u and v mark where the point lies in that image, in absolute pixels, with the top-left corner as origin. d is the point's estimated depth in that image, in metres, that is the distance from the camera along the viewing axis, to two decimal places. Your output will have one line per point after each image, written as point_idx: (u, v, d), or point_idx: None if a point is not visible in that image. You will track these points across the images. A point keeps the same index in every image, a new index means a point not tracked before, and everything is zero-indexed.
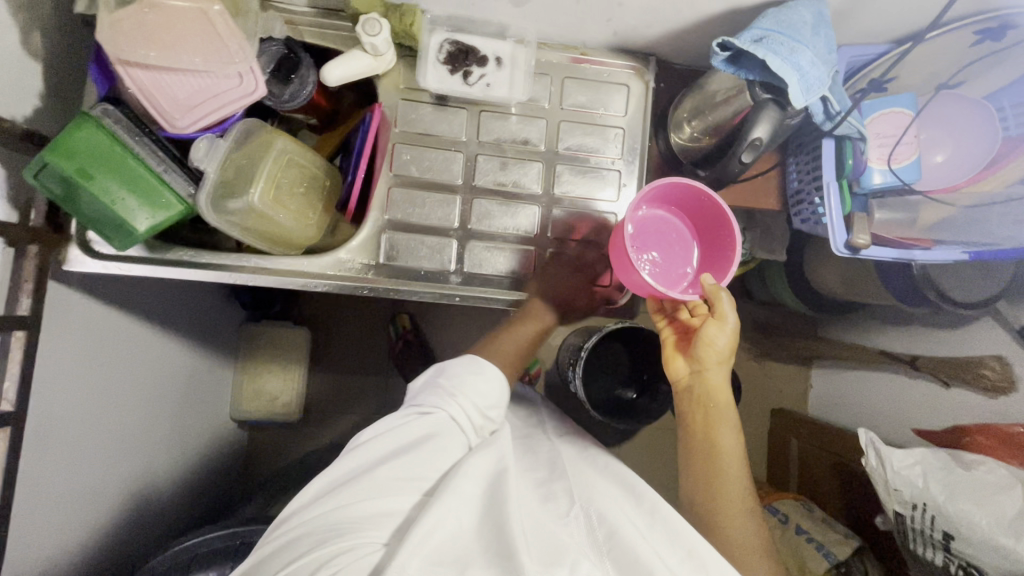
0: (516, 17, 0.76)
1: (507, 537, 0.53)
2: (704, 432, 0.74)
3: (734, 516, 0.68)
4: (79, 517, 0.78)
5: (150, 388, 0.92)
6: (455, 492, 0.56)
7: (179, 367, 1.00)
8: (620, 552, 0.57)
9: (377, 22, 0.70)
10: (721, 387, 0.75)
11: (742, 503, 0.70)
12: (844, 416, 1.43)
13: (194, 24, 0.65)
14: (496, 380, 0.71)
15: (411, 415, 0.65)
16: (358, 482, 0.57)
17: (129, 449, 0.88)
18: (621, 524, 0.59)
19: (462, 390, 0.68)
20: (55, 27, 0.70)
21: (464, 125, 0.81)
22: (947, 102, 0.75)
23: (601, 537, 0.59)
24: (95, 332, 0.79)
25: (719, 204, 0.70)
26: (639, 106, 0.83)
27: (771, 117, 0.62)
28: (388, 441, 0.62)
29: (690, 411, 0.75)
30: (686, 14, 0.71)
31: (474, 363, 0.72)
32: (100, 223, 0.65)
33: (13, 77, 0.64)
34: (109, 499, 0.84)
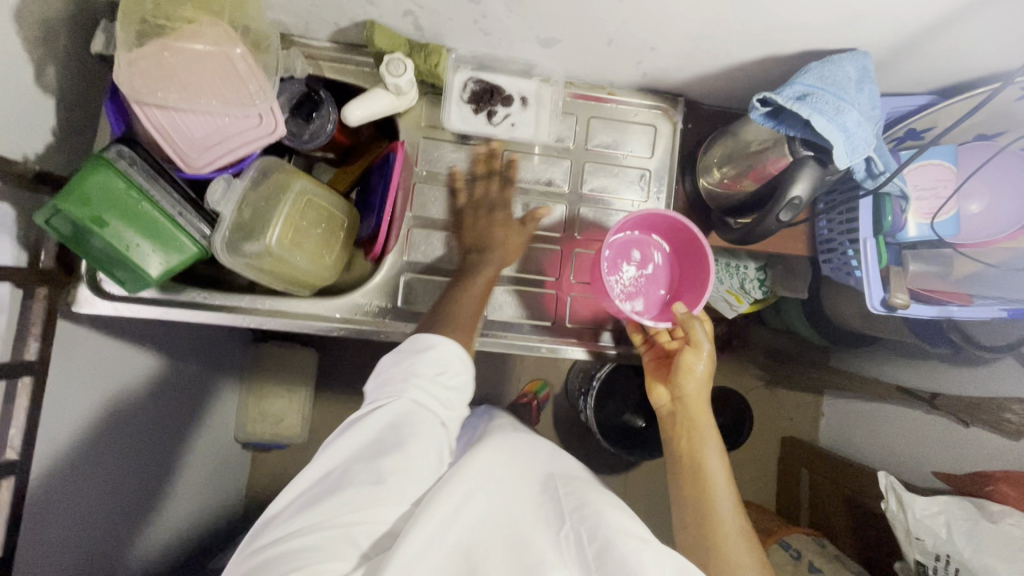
0: (544, 57, 0.74)
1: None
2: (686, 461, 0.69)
3: (728, 550, 0.62)
4: (91, 548, 0.76)
5: (165, 407, 0.92)
6: (417, 530, 0.50)
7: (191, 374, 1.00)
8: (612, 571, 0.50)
9: (401, 63, 0.68)
10: (704, 409, 0.71)
11: (736, 530, 0.64)
12: (861, 450, 1.39)
13: (213, 64, 0.63)
14: (457, 353, 0.60)
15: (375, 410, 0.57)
16: (325, 498, 0.51)
17: (138, 473, 0.86)
18: (615, 535, 0.52)
19: (417, 369, 0.58)
20: (70, 61, 0.69)
21: (486, 164, 0.79)
22: (1004, 163, 0.71)
23: (591, 556, 0.52)
24: (101, 370, 0.77)
25: (698, 235, 0.71)
26: (666, 148, 0.81)
27: (812, 174, 0.60)
28: (343, 444, 0.54)
29: (675, 437, 0.72)
30: (720, 57, 0.69)
31: (428, 340, 0.60)
32: (116, 267, 0.64)
33: (23, 114, 0.62)
34: (115, 530, 0.82)
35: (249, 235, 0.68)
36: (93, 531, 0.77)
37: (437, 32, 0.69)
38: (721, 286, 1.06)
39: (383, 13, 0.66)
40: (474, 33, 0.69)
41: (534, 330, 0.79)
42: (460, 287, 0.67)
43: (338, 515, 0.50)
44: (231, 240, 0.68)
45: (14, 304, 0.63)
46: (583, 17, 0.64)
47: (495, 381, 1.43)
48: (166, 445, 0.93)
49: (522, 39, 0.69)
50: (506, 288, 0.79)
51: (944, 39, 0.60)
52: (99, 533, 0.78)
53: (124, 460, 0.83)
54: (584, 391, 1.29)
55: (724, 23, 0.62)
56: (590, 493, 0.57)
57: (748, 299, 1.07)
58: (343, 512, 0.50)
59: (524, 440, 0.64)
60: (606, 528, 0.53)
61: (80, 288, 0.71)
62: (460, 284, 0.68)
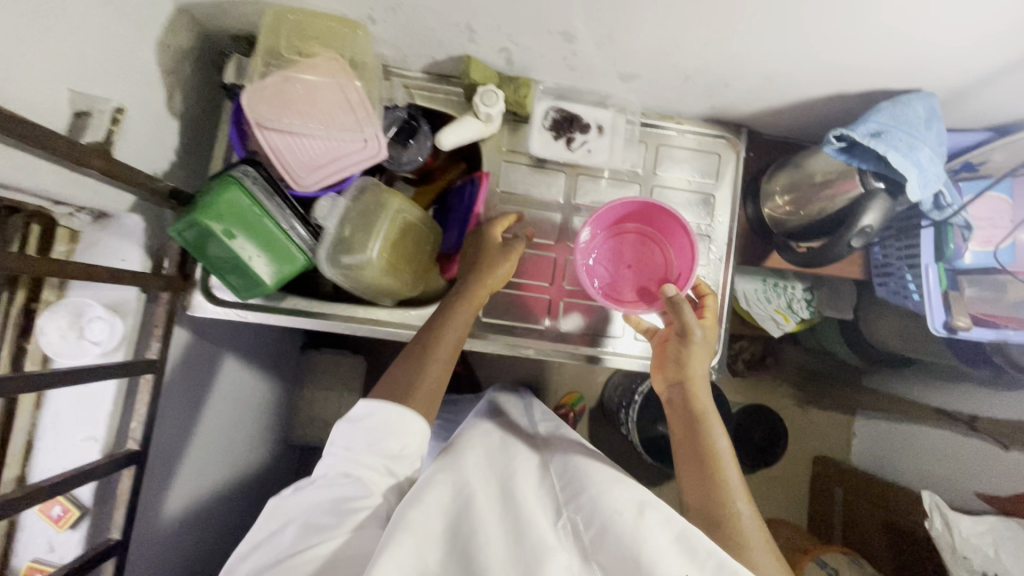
0: (621, 90, 0.79)
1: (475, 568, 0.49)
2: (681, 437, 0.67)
3: (746, 534, 0.56)
4: (168, 534, 0.82)
5: (230, 403, 0.97)
6: (407, 526, 0.51)
7: (255, 379, 1.06)
8: (609, 551, 0.50)
9: (494, 94, 0.74)
10: (705, 394, 0.69)
11: (743, 499, 0.60)
12: (907, 474, 1.34)
13: (330, 95, 0.69)
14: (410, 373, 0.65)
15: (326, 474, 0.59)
16: (295, 535, 0.53)
17: (210, 468, 0.92)
18: (605, 518, 0.53)
19: (359, 425, 0.60)
20: (194, 88, 0.76)
21: (561, 186, 0.85)
22: None
23: (587, 540, 0.52)
24: (193, 368, 0.84)
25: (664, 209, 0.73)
26: (731, 174, 0.86)
27: (882, 206, 0.66)
28: (297, 501, 0.57)
29: (677, 425, 0.69)
30: (789, 93, 0.74)
31: (369, 404, 0.61)
32: (236, 278, 0.71)
33: (158, 136, 0.70)
34: (190, 523, 0.86)
35: (348, 247, 0.74)
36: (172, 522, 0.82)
37: (526, 66, 0.76)
38: (770, 305, 1.09)
39: (481, 50, 0.73)
40: (560, 68, 0.75)
41: (602, 343, 0.84)
42: (455, 300, 0.70)
43: (299, 552, 0.51)
44: (333, 253, 0.75)
45: (138, 307, 0.71)
46: (664, 57, 0.70)
47: (535, 393, 1.47)
48: (228, 444, 0.99)
49: (604, 73, 0.75)
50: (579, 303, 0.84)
51: (1005, 82, 0.65)
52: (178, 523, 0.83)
53: (202, 454, 0.89)
54: (625, 405, 1.33)
55: (797, 63, 0.68)
56: (579, 483, 0.59)
57: (795, 319, 1.10)
58: (304, 548, 0.51)
59: (513, 455, 0.66)
60: (602, 512, 0.54)
61: (194, 295, 0.77)
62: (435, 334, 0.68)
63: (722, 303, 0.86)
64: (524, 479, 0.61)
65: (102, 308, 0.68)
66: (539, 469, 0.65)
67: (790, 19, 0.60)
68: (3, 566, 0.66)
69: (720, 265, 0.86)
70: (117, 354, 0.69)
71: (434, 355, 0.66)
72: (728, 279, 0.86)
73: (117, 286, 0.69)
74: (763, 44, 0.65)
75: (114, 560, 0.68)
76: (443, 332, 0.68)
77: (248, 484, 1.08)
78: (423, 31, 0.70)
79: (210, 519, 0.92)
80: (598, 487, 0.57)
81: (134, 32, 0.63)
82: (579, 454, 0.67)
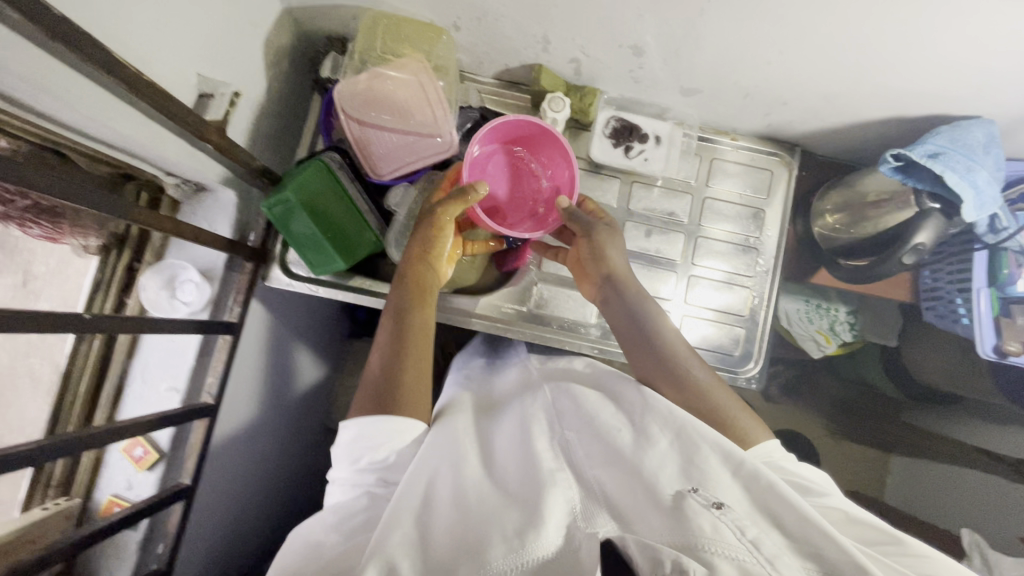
0: (681, 104, 0.84)
1: (484, 523, 0.50)
2: (649, 382, 0.67)
3: (733, 420, 0.62)
4: (219, 493, 0.86)
5: (286, 379, 1.02)
6: (400, 518, 0.50)
7: (309, 359, 1.12)
8: (625, 475, 0.53)
9: (562, 101, 0.80)
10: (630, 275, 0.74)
11: (721, 393, 0.64)
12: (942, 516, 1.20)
13: (408, 91, 0.74)
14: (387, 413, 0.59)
15: (342, 483, 0.58)
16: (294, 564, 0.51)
17: (261, 438, 0.96)
18: (617, 440, 0.56)
19: (353, 446, 0.57)
20: (288, 82, 0.84)
21: (615, 193, 0.88)
22: None
23: (590, 455, 0.56)
24: (260, 338, 0.90)
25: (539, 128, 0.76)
26: (784, 191, 0.88)
27: (936, 223, 0.71)
28: (301, 536, 0.55)
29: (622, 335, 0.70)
30: (849, 116, 0.77)
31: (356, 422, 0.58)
32: (311, 253, 0.77)
33: (256, 121, 0.77)
34: (236, 485, 0.90)
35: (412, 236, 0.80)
36: (223, 481, 0.86)
37: (593, 77, 0.81)
38: (812, 326, 1.11)
39: (553, 59, 0.78)
40: (625, 81, 0.80)
41: None
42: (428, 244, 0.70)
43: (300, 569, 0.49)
44: (400, 238, 0.81)
45: (225, 275, 0.78)
46: (726, 73, 0.74)
47: None
48: (282, 415, 1.03)
49: (666, 88, 0.80)
50: None
51: None
52: (228, 483, 0.87)
53: (258, 423, 0.93)
54: None
55: (858, 86, 0.71)
56: (585, 404, 0.62)
57: (837, 340, 1.12)
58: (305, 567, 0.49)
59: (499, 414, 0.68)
60: (599, 431, 0.58)
61: (272, 269, 0.82)
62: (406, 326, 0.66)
63: (766, 315, 0.88)
64: (511, 436, 0.61)
65: (194, 271, 0.75)
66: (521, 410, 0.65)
67: (853, 43, 0.64)
68: (89, 499, 0.73)
69: (767, 277, 0.88)
70: (202, 314, 0.76)
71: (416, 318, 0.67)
72: (775, 292, 0.88)
73: (209, 252, 0.76)
74: (824, 67, 0.69)
75: (184, 502, 0.73)
76: (423, 281, 0.70)
77: (292, 461, 1.12)
78: (500, 40, 0.76)
79: (253, 485, 0.96)
80: (598, 414, 0.60)
81: (249, 28, 0.71)
82: (579, 385, 0.67)
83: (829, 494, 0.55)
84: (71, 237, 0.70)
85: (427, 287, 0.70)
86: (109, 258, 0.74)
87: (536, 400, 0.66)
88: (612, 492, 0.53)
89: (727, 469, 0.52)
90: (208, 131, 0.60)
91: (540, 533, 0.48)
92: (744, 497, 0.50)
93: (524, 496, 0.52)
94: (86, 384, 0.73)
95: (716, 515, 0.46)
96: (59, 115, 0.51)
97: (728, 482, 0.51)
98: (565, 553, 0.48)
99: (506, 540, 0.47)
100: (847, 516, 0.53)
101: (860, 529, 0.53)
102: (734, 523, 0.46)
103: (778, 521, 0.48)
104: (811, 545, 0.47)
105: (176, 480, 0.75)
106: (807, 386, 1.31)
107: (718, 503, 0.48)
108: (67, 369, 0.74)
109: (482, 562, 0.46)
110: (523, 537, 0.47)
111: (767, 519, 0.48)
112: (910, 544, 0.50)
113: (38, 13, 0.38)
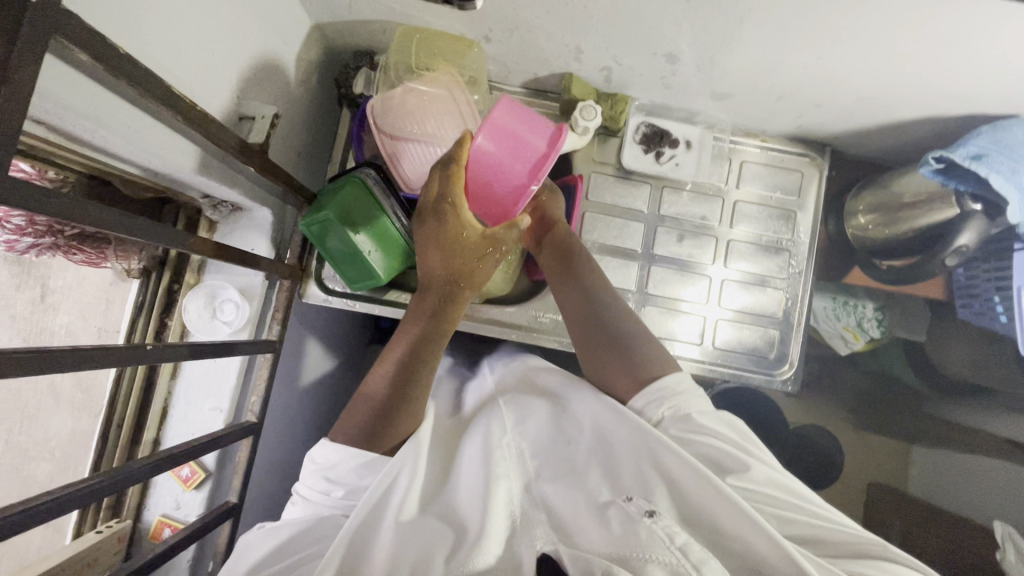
0: (711, 108, 0.84)
1: (437, 538, 0.52)
2: (569, 314, 0.72)
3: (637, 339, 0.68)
4: (259, 507, 0.86)
5: (320, 391, 1.02)
6: (354, 528, 0.53)
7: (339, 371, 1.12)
8: (566, 487, 0.56)
9: (593, 108, 0.79)
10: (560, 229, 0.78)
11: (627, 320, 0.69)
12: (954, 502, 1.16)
13: (441, 104, 0.74)
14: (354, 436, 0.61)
15: (303, 498, 0.60)
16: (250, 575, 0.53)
17: (295, 452, 0.96)
18: (561, 457, 0.60)
19: (325, 472, 0.59)
20: (318, 98, 0.85)
21: (646, 198, 0.88)
22: None
23: (531, 467, 0.59)
24: (295, 353, 0.90)
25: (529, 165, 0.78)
26: (816, 191, 0.88)
27: (979, 225, 0.72)
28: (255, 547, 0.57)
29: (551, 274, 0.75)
30: (883, 117, 0.77)
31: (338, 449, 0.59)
32: (350, 269, 0.77)
33: (290, 139, 0.77)
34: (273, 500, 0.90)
35: None
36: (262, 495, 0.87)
37: (624, 84, 0.81)
38: (839, 323, 1.11)
39: (583, 68, 0.78)
40: (656, 86, 0.80)
41: (686, 350, 0.86)
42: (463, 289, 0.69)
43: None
44: None
45: (263, 293, 0.78)
46: (760, 77, 0.73)
47: None
48: (314, 427, 1.03)
49: (697, 93, 0.80)
50: (660, 310, 0.87)
51: None
52: (266, 497, 0.88)
53: (291, 436, 0.94)
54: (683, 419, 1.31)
55: (895, 87, 0.70)
56: (536, 420, 0.65)
57: (865, 337, 1.12)
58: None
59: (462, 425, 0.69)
60: (547, 450, 0.61)
61: (309, 285, 0.83)
62: (420, 365, 0.65)
63: (799, 315, 0.88)
64: (475, 446, 0.63)
65: (233, 291, 0.76)
66: (482, 422, 0.67)
67: (895, 47, 0.63)
68: (139, 519, 0.74)
69: (800, 278, 0.88)
70: (243, 334, 0.76)
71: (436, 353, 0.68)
72: (808, 292, 0.88)
73: (247, 271, 0.77)
74: (863, 70, 0.68)
75: (230, 522, 0.73)
76: (448, 318, 0.69)
77: None
78: (533, 50, 0.76)
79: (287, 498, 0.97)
80: (546, 430, 0.63)
81: (283, 47, 0.72)
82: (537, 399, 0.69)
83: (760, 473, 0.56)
84: (115, 260, 0.70)
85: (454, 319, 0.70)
86: (151, 279, 0.75)
87: (492, 412, 0.68)
88: (554, 504, 0.55)
89: (662, 473, 0.55)
90: (253, 155, 0.60)
91: (483, 544, 0.50)
92: (673, 503, 0.54)
93: (473, 511, 0.55)
94: (131, 407, 0.74)
95: (650, 523, 0.49)
96: (113, 148, 0.51)
97: (661, 487, 0.55)
98: (505, 562, 0.50)
99: (449, 560, 0.50)
100: (784, 509, 0.54)
101: (795, 526, 0.53)
102: (665, 530, 0.49)
103: (715, 528, 0.51)
104: (743, 547, 0.49)
105: (223, 498, 0.76)
106: (828, 379, 1.31)
107: (651, 511, 0.51)
108: (111, 393, 0.74)
109: (426, 570, 0.49)
110: (466, 552, 0.50)
111: (697, 530, 0.52)
112: (826, 534, 0.52)
113: (104, 54, 0.38)
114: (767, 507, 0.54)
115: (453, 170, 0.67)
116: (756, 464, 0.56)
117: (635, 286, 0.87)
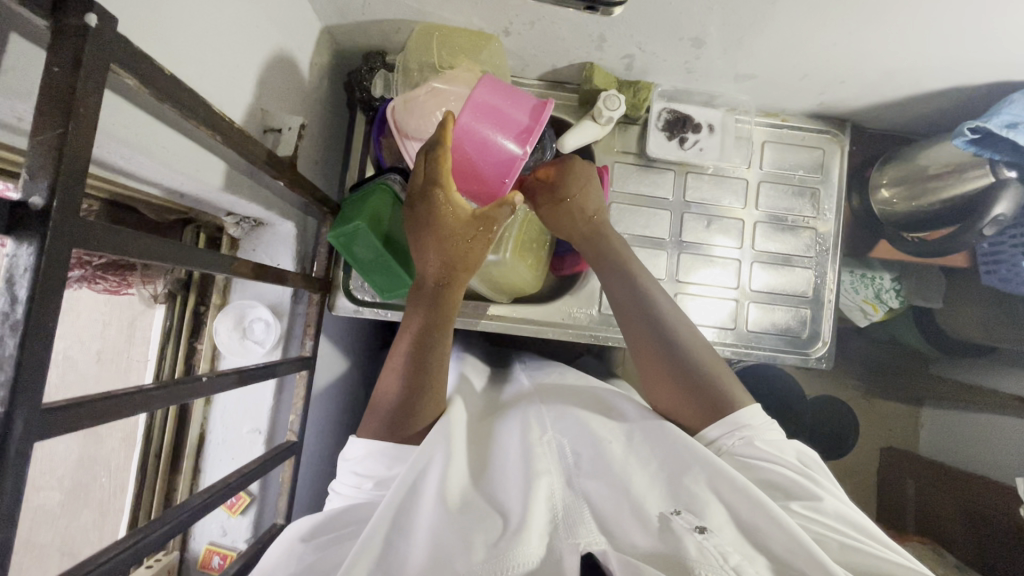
0: (731, 91, 0.83)
1: (475, 529, 0.50)
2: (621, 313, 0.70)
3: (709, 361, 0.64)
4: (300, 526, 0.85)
5: (347, 402, 1.01)
6: (393, 522, 0.51)
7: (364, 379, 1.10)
8: (609, 473, 0.54)
9: (617, 98, 0.77)
10: (582, 214, 0.74)
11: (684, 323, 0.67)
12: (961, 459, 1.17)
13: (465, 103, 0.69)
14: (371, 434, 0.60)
15: (342, 491, 0.60)
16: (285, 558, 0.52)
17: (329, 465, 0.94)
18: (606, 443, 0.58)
19: (357, 468, 0.59)
20: (331, 103, 0.82)
21: (671, 185, 0.87)
22: None
23: (572, 464, 0.57)
24: (325, 367, 0.88)
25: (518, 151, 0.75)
26: (839, 167, 0.88)
27: (1015, 193, 0.71)
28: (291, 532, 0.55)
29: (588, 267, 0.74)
30: (905, 89, 0.77)
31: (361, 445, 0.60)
32: (381, 278, 0.75)
33: (309, 148, 0.75)
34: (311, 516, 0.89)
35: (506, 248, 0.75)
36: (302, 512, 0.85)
37: (646, 71, 0.79)
38: (857, 296, 1.12)
39: (605, 57, 0.77)
40: (678, 72, 0.79)
41: (720, 335, 0.86)
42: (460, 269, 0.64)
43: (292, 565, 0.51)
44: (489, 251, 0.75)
45: (294, 310, 0.76)
46: (785, 57, 0.72)
47: None
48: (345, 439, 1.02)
49: (720, 76, 0.79)
50: (693, 297, 0.86)
51: None
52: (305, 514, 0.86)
53: (324, 450, 0.92)
54: None
55: (922, 60, 0.70)
56: (580, 416, 0.62)
57: (884, 308, 1.13)
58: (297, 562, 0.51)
59: (500, 423, 0.67)
60: (591, 436, 0.59)
61: (338, 297, 0.81)
62: (424, 355, 0.62)
63: (828, 293, 0.88)
64: (517, 440, 0.60)
65: (265, 310, 0.73)
66: (518, 422, 0.64)
67: (928, 20, 0.63)
68: (185, 548, 0.72)
69: (827, 255, 0.88)
70: (276, 353, 0.74)
71: (438, 339, 0.63)
72: (835, 269, 0.88)
73: (275, 287, 0.74)
74: (892, 44, 0.68)
75: None
76: (447, 300, 0.65)
77: None
78: (555, 42, 0.74)
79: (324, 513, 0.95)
80: (592, 423, 0.61)
81: (300, 54, 0.69)
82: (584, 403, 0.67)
83: (821, 503, 0.53)
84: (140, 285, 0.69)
85: (452, 300, 0.65)
86: (176, 303, 0.73)
87: (532, 414, 0.65)
88: (596, 502, 0.53)
89: (713, 487, 0.53)
90: (286, 169, 0.57)
91: (523, 540, 0.48)
92: (728, 519, 0.51)
93: (513, 500, 0.52)
94: (168, 436, 0.72)
95: (701, 540, 0.48)
96: (148, 172, 0.48)
97: (714, 502, 0.52)
98: (545, 560, 0.48)
99: (489, 546, 0.48)
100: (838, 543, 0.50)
101: (853, 557, 0.50)
102: (717, 549, 0.47)
103: (765, 548, 0.49)
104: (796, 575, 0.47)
105: (268, 522, 0.74)
106: (841, 349, 1.33)
107: (702, 527, 0.49)
108: (146, 424, 0.72)
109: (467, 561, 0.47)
110: (508, 541, 0.48)
111: (753, 544, 0.49)
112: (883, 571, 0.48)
113: (153, 77, 0.35)
114: (824, 533, 0.51)
115: (438, 152, 0.61)
116: (825, 496, 0.54)
117: (665, 274, 0.86)
